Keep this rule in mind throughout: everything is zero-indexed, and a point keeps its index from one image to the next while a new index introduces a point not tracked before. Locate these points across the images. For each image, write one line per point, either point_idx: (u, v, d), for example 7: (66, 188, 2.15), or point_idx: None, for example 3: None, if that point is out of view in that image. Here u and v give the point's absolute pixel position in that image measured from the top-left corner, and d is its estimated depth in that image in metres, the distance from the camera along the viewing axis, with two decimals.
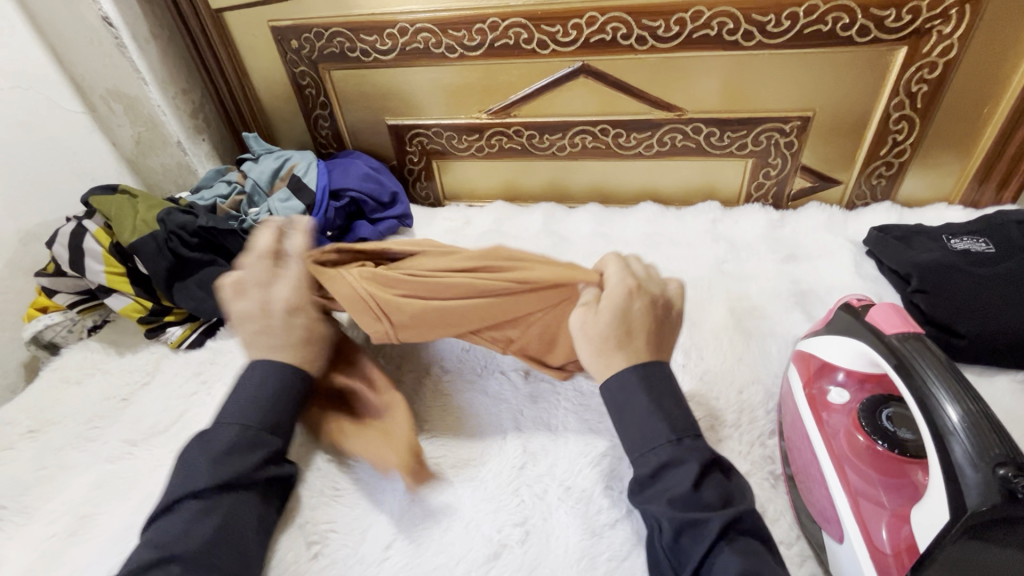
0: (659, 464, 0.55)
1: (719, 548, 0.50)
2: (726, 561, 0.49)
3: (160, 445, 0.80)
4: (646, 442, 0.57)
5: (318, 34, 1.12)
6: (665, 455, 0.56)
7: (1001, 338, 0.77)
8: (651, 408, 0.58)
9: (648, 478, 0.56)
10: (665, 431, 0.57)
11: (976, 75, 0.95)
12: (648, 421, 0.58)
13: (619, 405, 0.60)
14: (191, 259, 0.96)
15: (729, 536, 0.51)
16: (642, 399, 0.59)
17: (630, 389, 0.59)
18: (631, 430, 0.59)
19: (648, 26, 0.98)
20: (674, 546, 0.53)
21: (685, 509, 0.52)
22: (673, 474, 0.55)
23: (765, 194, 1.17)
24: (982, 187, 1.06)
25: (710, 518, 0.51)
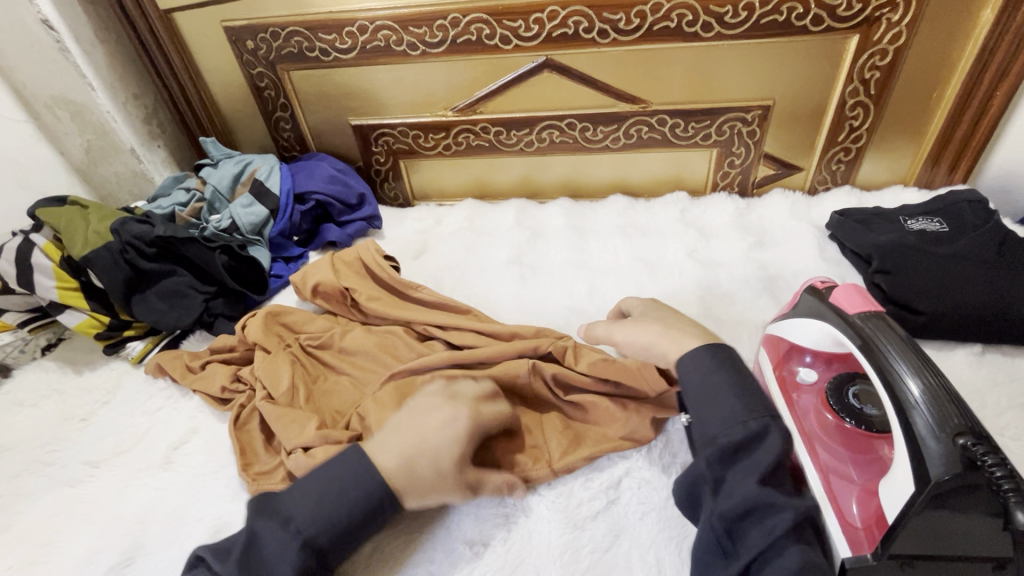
0: (743, 442, 0.53)
1: (788, 539, 0.48)
2: (791, 551, 0.47)
3: (125, 465, 0.77)
4: (727, 421, 0.55)
5: (274, 34, 1.09)
6: (752, 433, 0.53)
7: (956, 313, 0.80)
8: (733, 382, 0.57)
9: (725, 461, 0.53)
10: (752, 409, 0.55)
11: (924, 61, 0.99)
12: (733, 392, 0.56)
13: (703, 376, 0.59)
14: (150, 270, 0.93)
15: (801, 529, 0.49)
16: (723, 378, 0.58)
17: (707, 367, 0.60)
18: (716, 407, 0.56)
19: (609, 19, 0.99)
20: (734, 532, 0.51)
21: (764, 488, 0.50)
22: (755, 450, 0.53)
23: (730, 182, 1.19)
24: (935, 168, 1.10)
25: (785, 506, 0.49)
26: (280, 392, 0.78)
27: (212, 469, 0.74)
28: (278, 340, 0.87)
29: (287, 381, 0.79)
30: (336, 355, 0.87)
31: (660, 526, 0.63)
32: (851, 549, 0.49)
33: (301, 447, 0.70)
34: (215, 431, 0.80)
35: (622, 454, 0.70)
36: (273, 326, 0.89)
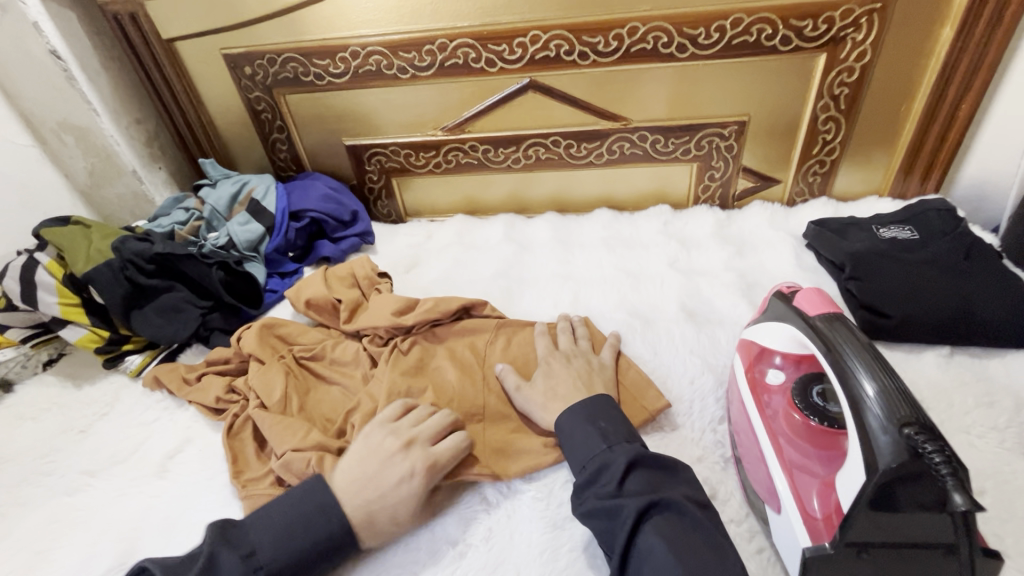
0: (596, 468, 0.61)
1: (641, 530, 0.55)
2: (646, 539, 0.54)
3: (121, 475, 0.79)
4: (587, 454, 0.63)
5: (271, 60, 1.14)
6: (602, 460, 0.62)
7: (924, 315, 0.83)
8: (591, 424, 0.66)
9: (586, 484, 0.61)
10: (597, 442, 0.63)
11: (891, 75, 1.03)
12: (585, 432, 0.65)
13: (567, 430, 0.67)
14: (149, 286, 0.96)
15: (653, 518, 0.56)
16: (583, 427, 0.66)
17: (575, 416, 0.67)
18: (577, 441, 0.65)
19: (589, 42, 1.04)
20: (607, 533, 0.57)
21: (608, 499, 0.58)
22: (605, 473, 0.61)
23: (711, 196, 1.23)
24: (908, 178, 1.14)
25: (626, 503, 0.56)
26: (273, 401, 0.81)
27: (204, 478, 0.77)
28: (272, 351, 0.90)
29: (281, 390, 0.82)
30: (328, 365, 0.90)
31: None
32: (811, 539, 0.53)
33: (292, 451, 0.73)
34: (209, 441, 0.82)
35: None
36: (268, 338, 0.91)
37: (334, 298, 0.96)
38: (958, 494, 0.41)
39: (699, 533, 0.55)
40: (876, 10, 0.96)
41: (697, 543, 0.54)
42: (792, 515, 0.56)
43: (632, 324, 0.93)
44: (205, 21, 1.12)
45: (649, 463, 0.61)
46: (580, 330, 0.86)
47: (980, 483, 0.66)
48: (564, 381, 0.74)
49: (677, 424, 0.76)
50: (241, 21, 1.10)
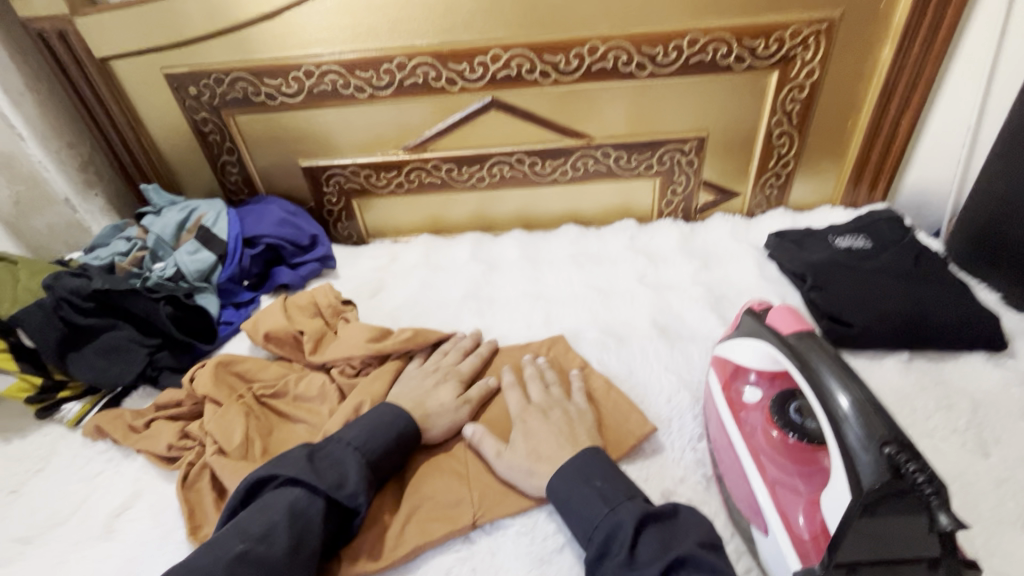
0: (603, 539, 0.58)
1: None
2: None
3: (60, 539, 0.71)
4: (592, 519, 0.60)
5: (218, 80, 1.08)
6: (608, 529, 0.59)
7: (885, 322, 0.86)
8: (596, 485, 0.63)
9: (599, 558, 0.58)
10: (597, 507, 0.61)
11: (837, 92, 1.08)
12: (585, 493, 0.62)
13: (564, 497, 0.63)
14: (88, 326, 0.88)
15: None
16: (581, 489, 0.63)
17: (575, 478, 0.64)
18: (577, 509, 0.62)
19: (550, 60, 1.04)
20: None
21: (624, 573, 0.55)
22: (616, 542, 0.58)
23: (674, 209, 1.25)
24: (857, 188, 1.19)
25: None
26: (233, 446, 0.75)
27: (158, 536, 0.70)
28: (230, 391, 0.84)
29: (241, 433, 0.77)
30: (292, 403, 0.85)
31: None
32: (801, 560, 0.53)
33: None
34: (162, 494, 0.75)
35: None
36: (224, 377, 0.85)
37: (296, 330, 0.91)
38: (942, 515, 0.43)
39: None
40: (821, 30, 1.00)
41: None
42: (780, 536, 0.56)
43: (605, 343, 0.92)
44: (144, 39, 1.05)
45: (656, 520, 0.59)
46: (549, 373, 0.83)
47: (947, 486, 0.68)
48: (548, 438, 0.70)
49: (658, 445, 0.75)
50: (184, 40, 1.04)
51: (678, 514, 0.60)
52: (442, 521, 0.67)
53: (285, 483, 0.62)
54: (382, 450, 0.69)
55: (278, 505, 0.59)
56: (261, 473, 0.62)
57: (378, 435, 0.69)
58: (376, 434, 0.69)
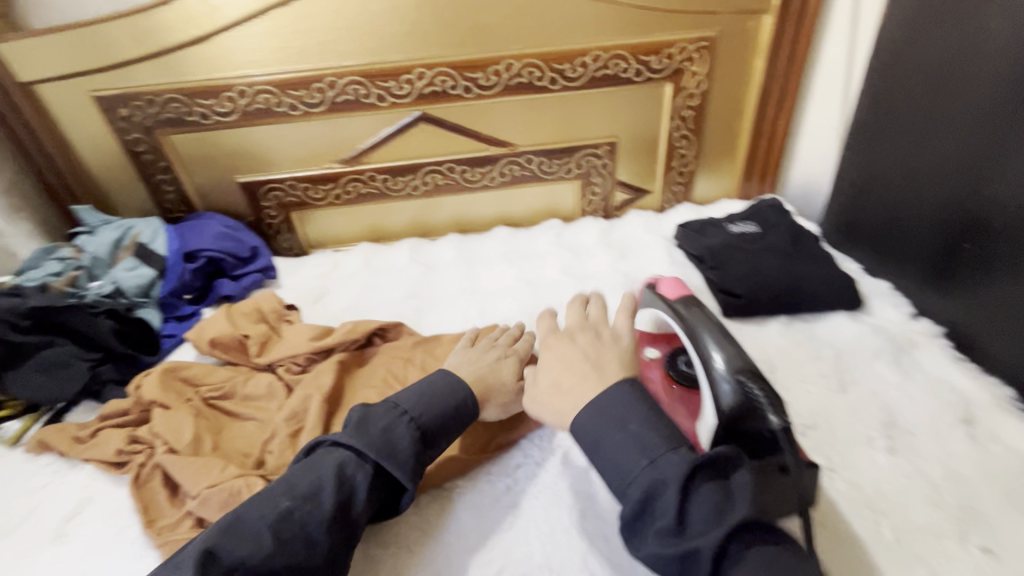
0: (642, 499, 0.52)
1: (728, 564, 0.47)
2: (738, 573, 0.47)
3: (9, 549, 0.72)
4: (628, 471, 0.53)
5: (149, 101, 1.12)
6: (652, 500, 0.51)
7: (766, 292, 1.01)
8: (631, 430, 0.55)
9: (636, 518, 0.52)
10: (636, 458, 0.54)
11: (723, 100, 1.25)
12: (623, 444, 0.55)
13: (592, 440, 0.57)
14: (25, 343, 0.90)
15: (736, 542, 0.48)
16: (613, 436, 0.56)
17: (610, 423, 0.57)
18: (606, 457, 0.56)
19: (471, 77, 1.14)
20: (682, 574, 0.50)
21: (671, 540, 0.49)
22: (659, 501, 0.51)
23: (595, 208, 1.38)
24: (748, 183, 1.37)
25: (699, 546, 0.47)
26: (183, 444, 0.79)
27: (112, 535, 0.73)
28: (177, 396, 0.88)
29: (191, 431, 0.80)
30: (241, 402, 0.89)
31: (552, 499, 0.73)
32: None
33: (210, 487, 0.72)
34: (113, 498, 0.78)
35: (521, 447, 0.81)
36: (171, 382, 0.89)
37: (241, 334, 0.96)
38: (775, 417, 0.56)
39: (784, 545, 0.49)
40: (703, 47, 1.17)
41: (794, 564, 0.47)
42: None
43: (534, 327, 1.02)
44: (72, 63, 1.07)
45: (708, 475, 0.52)
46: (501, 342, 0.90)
47: (815, 420, 0.82)
48: (572, 363, 0.64)
49: None
50: (114, 63, 1.07)
51: (736, 457, 0.54)
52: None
53: (332, 446, 0.64)
54: (441, 419, 0.68)
55: (323, 469, 0.61)
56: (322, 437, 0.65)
57: (434, 402, 0.69)
58: (439, 399, 0.70)
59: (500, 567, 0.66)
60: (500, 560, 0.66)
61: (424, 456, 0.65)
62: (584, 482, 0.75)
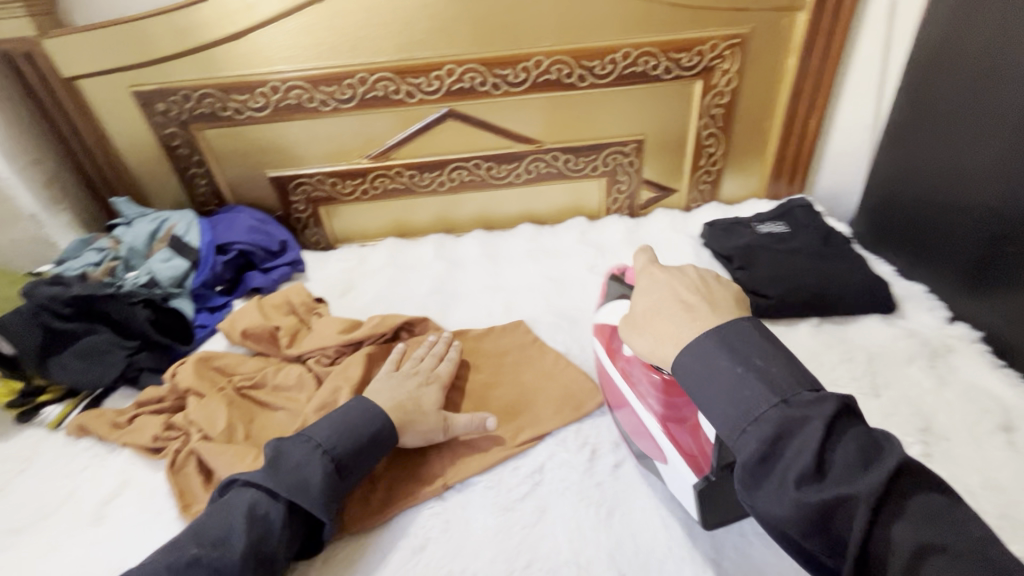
0: (772, 440, 0.46)
1: (879, 521, 0.41)
2: (888, 529, 0.41)
3: (51, 528, 0.75)
4: (750, 410, 0.48)
5: (185, 97, 1.14)
6: (785, 447, 0.46)
7: (797, 293, 0.99)
8: (740, 367, 0.50)
9: (767, 467, 0.46)
10: (764, 395, 0.48)
11: (754, 98, 1.24)
12: (734, 382, 0.50)
13: (699, 375, 0.53)
14: (67, 330, 0.92)
15: (888, 503, 0.42)
16: (725, 369, 0.51)
17: (713, 357, 0.52)
18: (720, 397, 0.51)
19: (499, 74, 1.14)
20: (814, 533, 0.44)
21: (802, 491, 0.43)
22: (793, 444, 0.45)
23: (620, 206, 1.37)
24: (778, 182, 1.35)
25: (848, 495, 0.42)
26: (217, 431, 0.81)
27: (149, 518, 0.75)
28: (211, 384, 0.90)
29: (224, 420, 0.83)
30: (271, 392, 0.91)
31: (580, 495, 0.73)
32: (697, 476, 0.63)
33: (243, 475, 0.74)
34: (149, 482, 0.80)
35: (546, 442, 0.81)
36: (205, 371, 0.91)
37: (272, 326, 0.97)
38: None
39: (942, 499, 0.42)
40: (735, 44, 1.15)
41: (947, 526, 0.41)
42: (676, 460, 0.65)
43: (560, 325, 1.02)
44: (113, 59, 1.10)
45: (852, 419, 0.46)
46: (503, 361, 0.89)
47: None
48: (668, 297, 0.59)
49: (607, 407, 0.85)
50: (153, 59, 1.10)
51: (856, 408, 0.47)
52: (417, 482, 0.75)
53: (245, 485, 0.65)
54: (358, 455, 0.70)
55: (234, 510, 0.63)
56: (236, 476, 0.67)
57: (353, 437, 0.70)
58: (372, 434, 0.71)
59: (528, 561, 0.66)
60: (528, 554, 0.67)
61: (339, 489, 0.67)
62: (611, 479, 0.75)
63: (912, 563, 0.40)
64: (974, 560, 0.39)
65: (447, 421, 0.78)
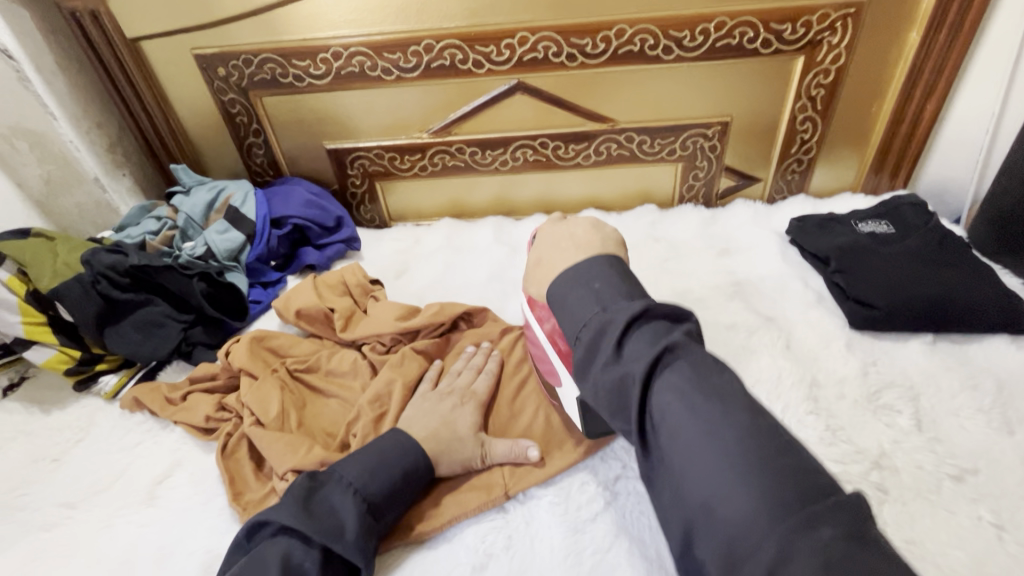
0: (593, 338, 0.52)
1: (651, 390, 0.46)
2: (664, 398, 0.45)
3: (105, 504, 0.74)
4: (582, 317, 0.55)
5: (246, 61, 1.09)
6: (620, 371, 0.48)
7: (910, 304, 0.86)
8: (599, 289, 0.56)
9: (590, 356, 0.52)
10: (590, 305, 0.55)
11: (863, 77, 1.08)
12: (587, 296, 0.56)
13: (559, 297, 0.59)
14: (125, 301, 0.90)
15: (664, 378, 0.46)
16: (577, 291, 0.57)
17: (580, 279, 0.58)
18: (573, 310, 0.56)
19: (577, 44, 1.04)
20: (618, 410, 0.49)
21: (614, 370, 0.49)
22: (604, 339, 0.51)
23: (695, 194, 1.26)
24: (879, 175, 1.20)
25: (630, 369, 0.47)
26: (271, 418, 0.77)
27: (200, 503, 0.72)
28: (264, 364, 0.86)
29: (278, 405, 0.78)
30: (325, 378, 0.86)
31: (657, 521, 0.65)
32: None
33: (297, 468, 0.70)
34: (201, 465, 0.77)
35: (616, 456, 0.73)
36: (259, 351, 0.87)
37: (327, 308, 0.93)
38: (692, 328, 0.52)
39: (734, 378, 0.46)
40: (850, 14, 1.00)
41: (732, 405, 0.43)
42: None
43: None
44: (175, 20, 1.06)
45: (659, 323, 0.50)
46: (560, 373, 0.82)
47: (974, 464, 0.69)
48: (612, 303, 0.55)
49: None
50: (214, 21, 1.05)
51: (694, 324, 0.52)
52: (477, 490, 0.69)
53: (277, 533, 0.58)
54: (389, 488, 0.64)
55: (267, 564, 0.54)
56: (265, 516, 0.58)
57: (384, 471, 0.64)
58: (408, 454, 0.66)
59: None
60: None
61: (373, 528, 0.61)
62: None
63: (677, 416, 0.44)
64: (739, 458, 0.40)
65: (484, 447, 0.72)
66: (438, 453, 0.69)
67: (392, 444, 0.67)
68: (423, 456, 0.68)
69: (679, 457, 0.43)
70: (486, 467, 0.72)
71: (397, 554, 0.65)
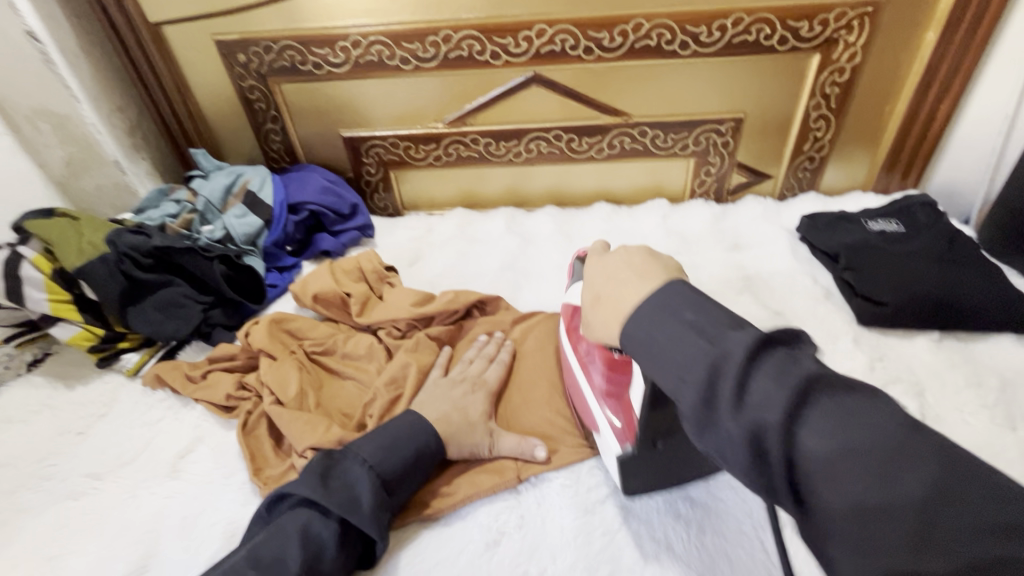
0: (706, 377, 0.42)
1: (796, 438, 0.38)
2: (809, 443, 0.37)
3: (130, 476, 0.76)
4: (686, 359, 0.44)
5: (266, 48, 1.11)
6: (711, 356, 0.42)
7: (917, 302, 0.87)
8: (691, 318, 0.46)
9: (710, 407, 0.41)
10: (698, 346, 0.43)
11: (878, 76, 1.09)
12: (673, 337, 0.45)
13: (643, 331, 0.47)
14: (147, 281, 0.92)
15: (803, 419, 0.38)
16: (662, 328, 0.46)
17: (657, 311, 0.47)
18: (667, 347, 0.45)
19: (594, 37, 1.05)
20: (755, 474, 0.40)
21: (740, 423, 0.39)
22: (723, 385, 0.41)
23: (707, 189, 1.27)
24: (890, 174, 1.21)
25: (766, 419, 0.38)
26: (289, 397, 0.80)
27: (221, 477, 0.75)
28: (283, 346, 0.89)
29: (296, 385, 0.81)
30: (341, 360, 0.89)
31: (666, 505, 0.67)
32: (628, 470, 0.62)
33: (316, 446, 0.72)
34: (221, 441, 0.80)
35: None
36: (277, 333, 0.89)
37: (343, 292, 0.94)
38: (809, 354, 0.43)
39: (888, 404, 0.38)
40: (867, 13, 1.01)
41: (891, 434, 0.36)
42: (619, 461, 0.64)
43: None
44: (198, 5, 1.07)
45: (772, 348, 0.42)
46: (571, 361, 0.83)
47: (976, 457, 0.71)
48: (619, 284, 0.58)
49: None
50: (236, 7, 1.06)
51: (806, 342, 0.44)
52: (490, 472, 0.72)
53: (299, 504, 0.61)
54: (404, 468, 0.66)
55: (289, 532, 0.58)
56: (283, 489, 0.61)
57: (397, 450, 0.66)
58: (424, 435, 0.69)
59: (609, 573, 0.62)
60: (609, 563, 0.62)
61: (387, 504, 0.63)
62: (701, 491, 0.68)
63: (829, 468, 0.36)
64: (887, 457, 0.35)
65: (492, 436, 0.73)
66: (450, 436, 0.71)
67: (407, 424, 0.70)
68: (439, 436, 0.70)
69: (855, 516, 0.35)
70: (493, 457, 0.73)
71: (411, 531, 0.68)
